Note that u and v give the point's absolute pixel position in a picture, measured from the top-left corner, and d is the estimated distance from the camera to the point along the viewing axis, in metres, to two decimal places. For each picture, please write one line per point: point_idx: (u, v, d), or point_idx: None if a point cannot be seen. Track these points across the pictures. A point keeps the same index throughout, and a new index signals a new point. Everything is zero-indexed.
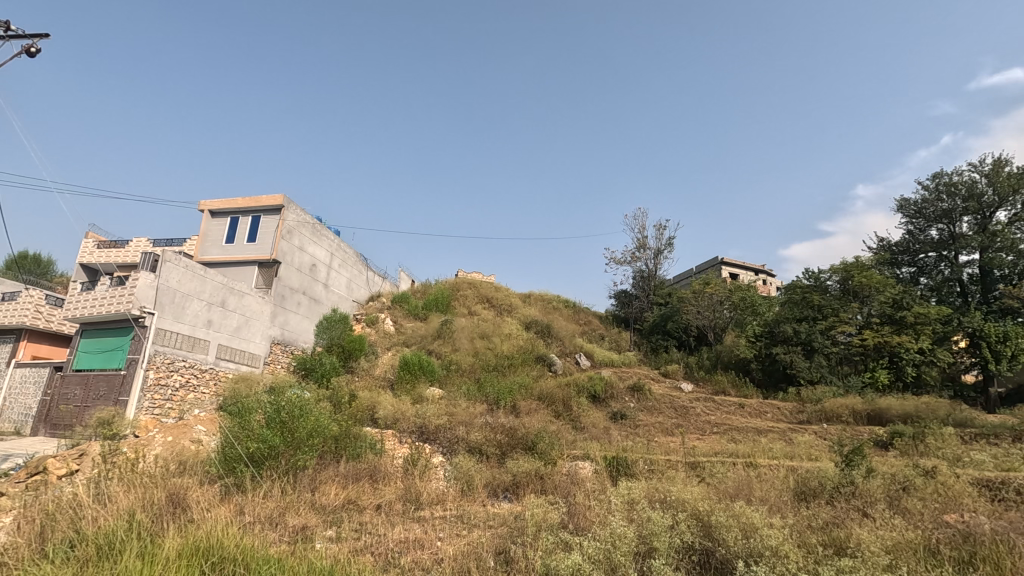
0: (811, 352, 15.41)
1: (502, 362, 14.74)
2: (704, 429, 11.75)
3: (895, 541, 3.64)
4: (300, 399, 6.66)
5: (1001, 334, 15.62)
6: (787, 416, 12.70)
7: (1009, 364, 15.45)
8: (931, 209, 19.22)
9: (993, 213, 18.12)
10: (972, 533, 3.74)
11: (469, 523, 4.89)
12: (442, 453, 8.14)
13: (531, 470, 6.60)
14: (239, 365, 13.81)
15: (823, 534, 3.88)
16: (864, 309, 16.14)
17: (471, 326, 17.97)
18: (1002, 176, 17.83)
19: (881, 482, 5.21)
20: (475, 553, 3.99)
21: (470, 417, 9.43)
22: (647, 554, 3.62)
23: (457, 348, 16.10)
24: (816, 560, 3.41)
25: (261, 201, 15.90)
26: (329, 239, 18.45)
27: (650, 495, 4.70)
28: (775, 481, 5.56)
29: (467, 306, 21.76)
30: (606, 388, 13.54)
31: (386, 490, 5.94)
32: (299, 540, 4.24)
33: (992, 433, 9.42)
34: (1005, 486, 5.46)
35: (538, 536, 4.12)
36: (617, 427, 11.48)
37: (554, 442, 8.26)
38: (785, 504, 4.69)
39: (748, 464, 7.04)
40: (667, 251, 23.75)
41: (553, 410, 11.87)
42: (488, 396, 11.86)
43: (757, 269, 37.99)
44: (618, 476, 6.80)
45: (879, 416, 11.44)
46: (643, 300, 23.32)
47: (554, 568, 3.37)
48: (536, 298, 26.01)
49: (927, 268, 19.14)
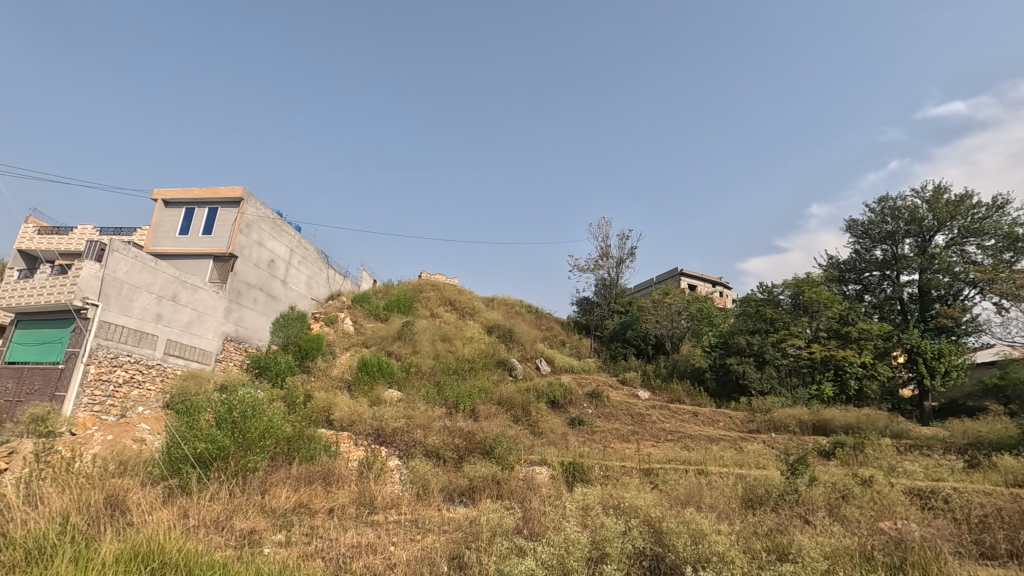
0: (762, 363, 16.01)
1: (462, 366, 14.74)
2: (659, 436, 12.00)
3: (833, 547, 3.80)
4: (253, 398, 6.47)
5: (936, 351, 16.56)
6: (738, 424, 13.12)
7: (942, 379, 16.37)
8: (876, 230, 20.25)
9: (932, 236, 19.21)
10: (903, 540, 3.96)
11: (423, 528, 4.85)
12: (398, 456, 8.04)
13: (488, 474, 6.58)
14: (189, 362, 13.28)
15: (767, 540, 4.02)
16: (813, 323, 16.83)
17: (433, 328, 17.85)
18: (941, 202, 18.91)
19: (823, 490, 5.43)
20: (429, 558, 3.96)
21: (428, 420, 9.35)
22: (600, 560, 3.65)
23: (418, 350, 15.93)
24: (760, 565, 3.52)
25: (219, 193, 15.37)
26: (289, 235, 18.01)
27: (604, 502, 4.76)
28: (724, 488, 5.73)
29: (429, 309, 21.58)
30: (565, 394, 13.66)
31: (340, 493, 5.82)
32: (246, 545, 4.11)
33: (926, 445, 9.93)
34: (934, 495, 5.77)
35: (492, 541, 4.12)
36: (574, 433, 11.58)
37: (512, 447, 8.28)
38: (733, 511, 4.83)
39: (699, 472, 7.24)
40: (629, 261, 24.19)
41: (511, 415, 11.87)
42: (447, 400, 11.79)
43: (713, 282, 39.14)
44: (573, 482, 6.86)
45: (824, 426, 11.92)
46: (604, 307, 23.66)
47: (506, 570, 3.37)
48: (500, 302, 26.07)
49: (872, 286, 20.16)
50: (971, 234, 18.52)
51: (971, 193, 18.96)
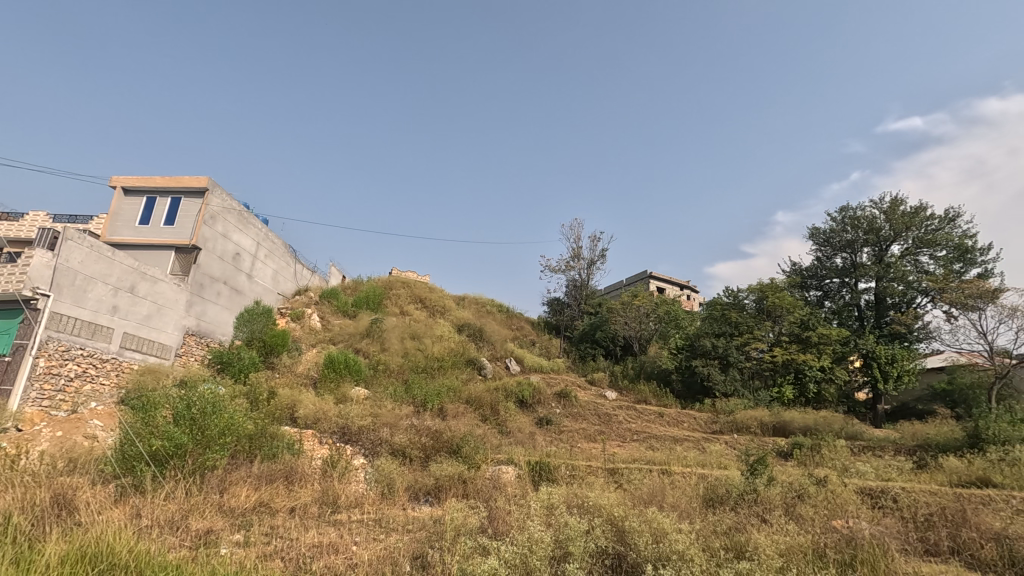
0: (726, 365, 16.37)
1: (431, 365, 14.66)
2: (625, 436, 12.15)
3: (788, 545, 3.92)
4: (213, 394, 6.29)
5: (890, 356, 17.23)
6: (702, 425, 13.40)
7: (894, 383, 17.04)
8: (837, 239, 20.94)
9: (888, 246, 19.98)
10: (854, 538, 4.11)
11: (386, 527, 4.80)
12: (363, 455, 7.95)
13: (454, 473, 6.55)
14: (147, 356, 12.84)
15: (726, 538, 4.11)
16: (776, 327, 17.31)
17: (402, 326, 17.70)
18: (897, 213, 19.68)
19: (780, 489, 5.59)
20: (391, 558, 3.92)
21: (395, 419, 9.26)
22: (563, 558, 3.68)
23: (386, 348, 15.77)
24: (718, 563, 3.60)
25: (182, 182, 14.88)
26: (255, 228, 17.58)
27: (569, 501, 4.80)
28: (686, 488, 5.85)
29: (398, 306, 21.37)
30: (534, 394, 13.70)
31: (302, 492, 5.71)
32: (202, 546, 4.00)
33: (879, 446, 10.32)
34: (884, 494, 6.00)
35: (456, 541, 4.10)
36: (542, 433, 11.64)
37: (479, 446, 8.27)
38: (694, 510, 4.93)
39: (663, 471, 7.36)
40: (600, 262, 24.42)
41: (479, 414, 11.86)
42: (415, 398, 11.69)
43: (681, 285, 39.96)
44: (539, 481, 6.89)
45: (783, 428, 12.26)
46: (575, 308, 23.83)
47: (469, 569, 3.36)
48: (470, 301, 25.99)
49: (831, 293, 20.85)
50: (924, 244, 19.32)
51: (925, 205, 19.78)
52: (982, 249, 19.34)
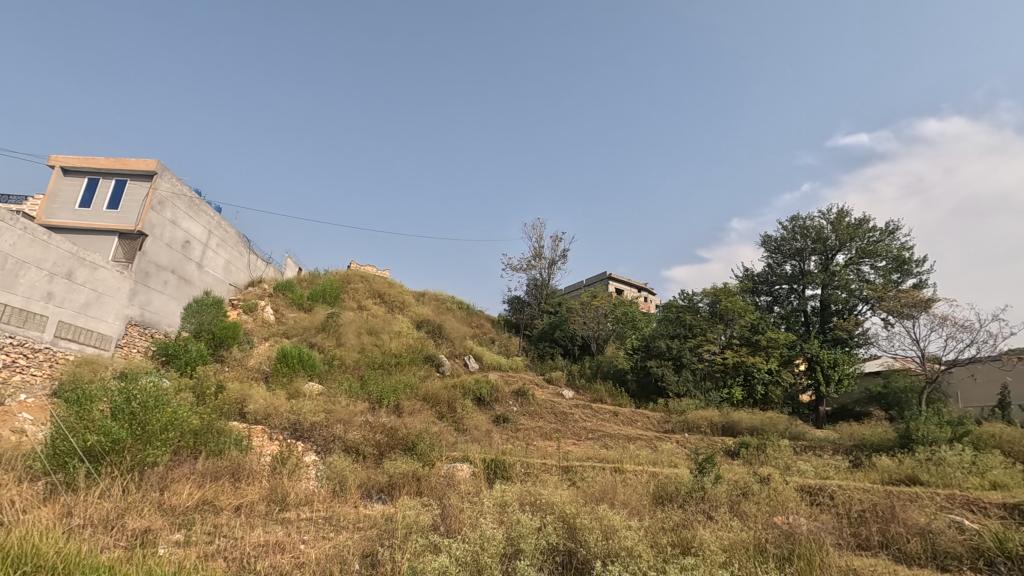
0: (680, 366, 16.79)
1: (388, 361, 14.48)
2: (580, 434, 12.33)
3: (731, 541, 4.07)
4: (156, 388, 6.02)
5: (832, 360, 18.08)
6: (655, 424, 13.73)
7: (835, 386, 17.89)
8: (787, 247, 21.79)
9: (834, 255, 20.93)
10: (793, 533, 4.30)
11: (336, 525, 4.71)
12: (315, 452, 7.77)
13: (408, 471, 6.49)
14: (84, 346, 12.16)
15: (673, 535, 4.22)
16: (727, 330, 17.90)
17: (360, 321, 17.39)
18: (843, 224, 20.64)
19: (726, 487, 5.78)
20: (340, 556, 3.84)
21: (350, 415, 9.08)
22: (513, 555, 3.70)
23: (342, 342, 15.45)
24: (664, 559, 3.70)
25: (128, 164, 14.16)
26: (206, 216, 16.92)
27: (522, 498, 4.84)
28: (637, 485, 5.99)
29: (356, 300, 20.97)
30: (491, 391, 13.70)
31: (249, 490, 5.54)
32: (139, 546, 3.82)
33: (819, 446, 10.83)
34: (821, 491, 6.29)
35: (407, 538, 4.07)
36: (498, 430, 11.68)
37: (434, 443, 8.22)
38: (644, 507, 5.04)
39: (615, 469, 7.51)
40: (561, 262, 24.61)
41: (436, 411, 11.79)
42: (370, 395, 11.51)
43: (639, 286, 40.83)
44: (494, 479, 6.90)
45: (731, 428, 12.69)
46: (535, 307, 23.95)
47: (419, 568, 3.32)
48: (430, 297, 25.76)
49: (781, 298, 21.70)
50: (866, 255, 20.33)
51: (868, 218, 20.82)
52: (918, 261, 20.51)
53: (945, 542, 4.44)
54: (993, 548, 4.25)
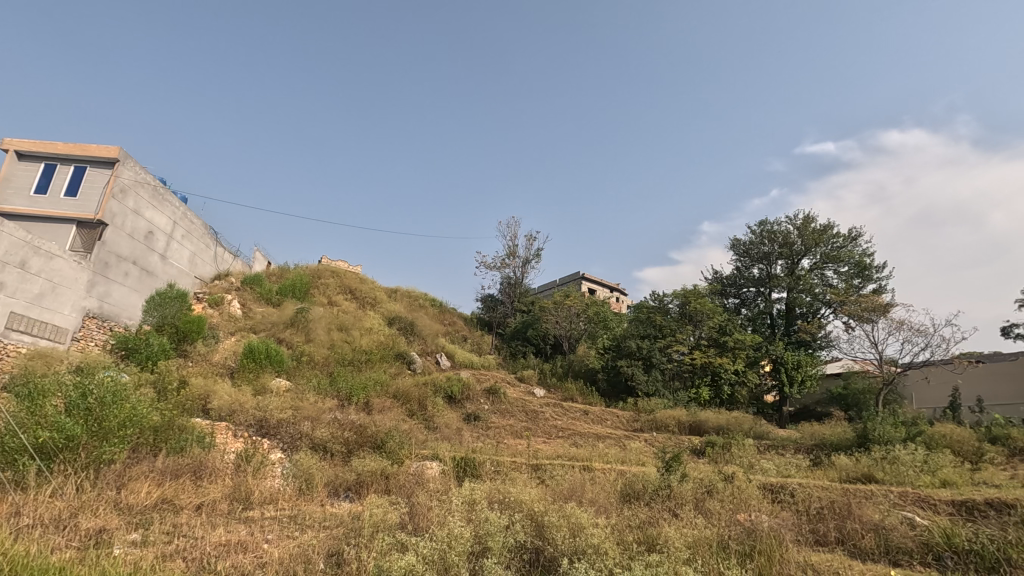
0: (650, 366, 17.01)
1: (359, 358, 14.30)
2: (550, 433, 12.40)
3: (695, 538, 4.15)
4: (115, 383, 5.82)
5: (795, 362, 18.58)
6: (624, 423, 13.89)
7: (798, 387, 18.41)
8: (755, 250, 22.30)
9: (799, 259, 21.52)
10: (756, 530, 4.40)
11: (301, 524, 4.63)
12: (281, 450, 7.62)
13: (376, 469, 6.41)
14: (38, 339, 11.66)
15: (639, 532, 4.28)
16: (697, 331, 18.25)
17: (330, 317, 17.13)
18: (809, 230, 21.23)
19: (691, 485, 5.90)
20: (304, 556, 3.78)
21: (318, 412, 8.93)
22: (481, 554, 3.70)
23: (312, 338, 15.20)
24: (630, 556, 3.75)
25: (89, 150, 13.64)
26: (171, 206, 16.41)
27: (490, 496, 4.84)
28: (605, 483, 6.06)
29: (327, 296, 20.65)
30: (463, 389, 13.65)
31: (211, 488, 5.40)
32: (92, 546, 3.69)
33: (782, 445, 11.13)
34: (783, 489, 6.46)
35: (374, 537, 4.03)
36: (469, 428, 11.66)
37: (404, 441, 8.16)
38: (611, 505, 5.11)
39: (584, 467, 7.58)
40: (534, 261, 24.67)
41: (406, 409, 11.70)
42: (339, 392, 11.35)
43: (611, 287, 41.29)
44: (463, 477, 6.87)
45: (698, 427, 12.94)
46: (508, 305, 23.97)
47: (385, 567, 3.29)
48: (403, 294, 25.53)
49: (748, 301, 22.22)
50: (830, 260, 20.98)
51: (833, 224, 21.48)
52: (878, 267, 21.27)
53: (897, 537, 4.63)
54: (941, 543, 4.47)
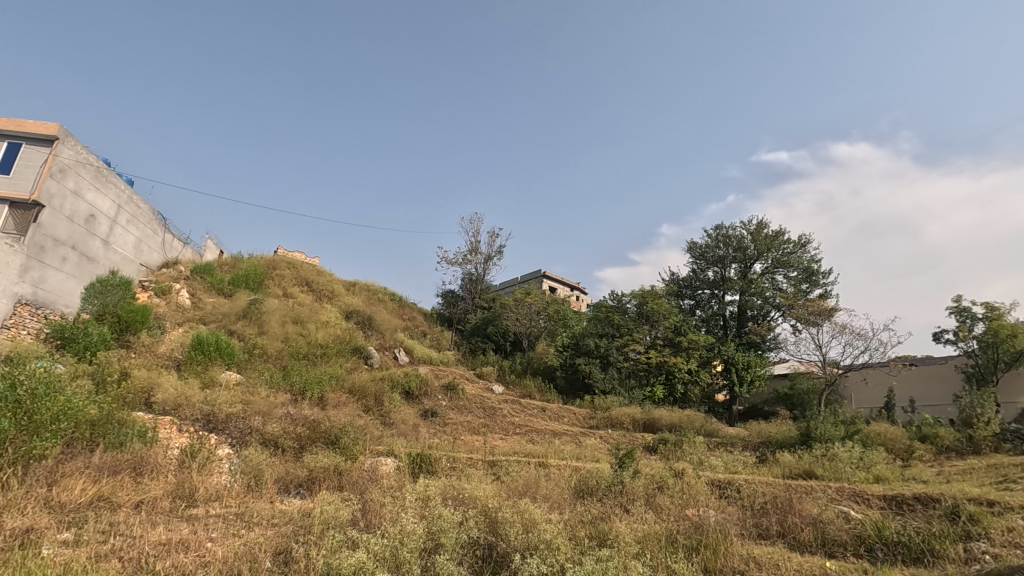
0: (607, 364, 17.29)
1: (314, 351, 13.98)
2: (507, 429, 12.45)
3: (645, 533, 4.24)
4: (48, 374, 5.49)
5: (745, 362, 19.26)
6: (581, 421, 14.08)
7: (747, 387, 19.10)
8: (710, 254, 22.95)
9: (752, 263, 22.29)
10: (702, 525, 4.55)
11: (248, 522, 4.49)
12: (229, 445, 7.37)
13: (329, 465, 6.28)
14: None
15: (591, 528, 4.35)
16: (653, 331, 18.69)
17: (285, 309, 16.68)
18: (761, 236, 22.01)
19: (643, 481, 6.04)
20: (250, 554, 3.68)
21: (269, 407, 8.67)
22: (433, 550, 3.68)
23: (265, 331, 14.76)
24: (582, 551, 3.81)
25: (25, 126, 12.81)
26: (116, 189, 15.60)
27: (445, 493, 4.82)
28: (560, 480, 6.13)
29: (282, 287, 20.07)
30: (420, 385, 13.54)
31: (152, 485, 5.18)
32: (18, 548, 3.47)
33: (730, 443, 11.53)
34: (730, 485, 6.69)
35: (324, 535, 3.95)
36: (426, 424, 11.58)
37: (359, 437, 8.03)
38: (565, 501, 5.17)
39: (540, 464, 7.64)
40: (496, 258, 24.66)
41: (362, 404, 11.52)
42: (293, 386, 11.07)
43: (572, 285, 41.78)
44: (418, 473, 6.81)
45: (652, 424, 13.26)
46: (469, 301, 23.90)
47: (334, 567, 3.22)
48: (361, 288, 25.08)
49: (703, 303, 22.87)
50: (780, 265, 21.83)
51: (784, 230, 22.33)
52: (824, 273, 22.26)
53: (833, 530, 4.87)
54: (873, 535, 4.73)
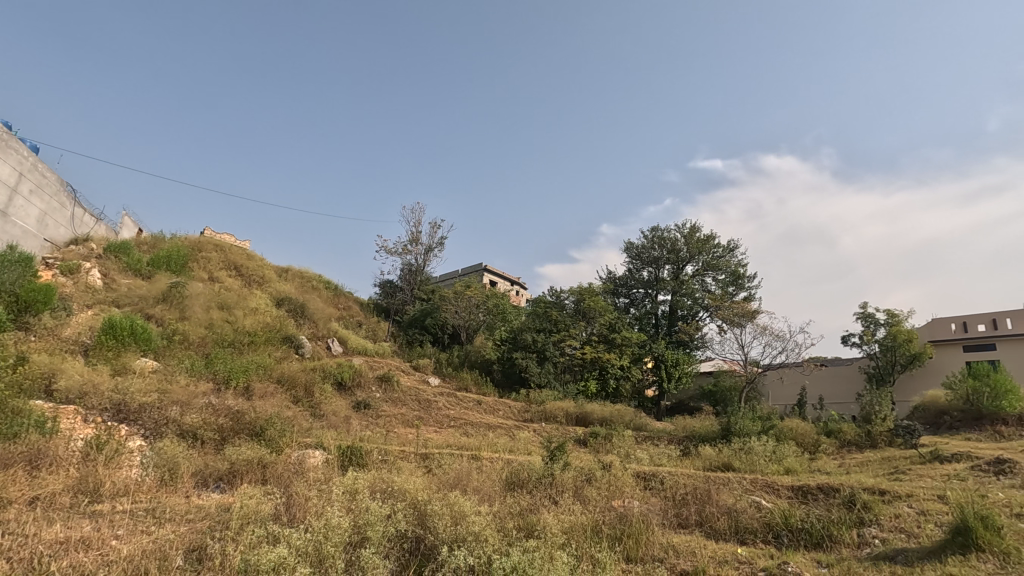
0: (543, 358, 17.56)
1: (240, 339, 13.34)
2: (441, 422, 12.39)
3: (571, 524, 4.34)
4: None
5: (674, 360, 20.06)
6: (515, 414, 14.23)
7: (675, 382, 19.93)
8: (646, 254, 23.73)
9: (684, 265, 23.29)
10: (627, 515, 4.71)
11: (160, 518, 4.23)
12: (142, 437, 6.90)
13: (253, 457, 6.02)
14: None
15: (519, 519, 4.40)
16: (588, 327, 19.21)
17: (210, 294, 15.79)
18: (694, 239, 23.02)
19: (573, 473, 6.19)
20: (159, 552, 3.47)
21: (189, 396, 8.19)
22: (359, 544, 3.61)
23: (187, 316, 13.91)
24: (509, 542, 3.85)
25: None
26: (17, 154, 14.11)
27: (374, 485, 4.74)
28: (492, 472, 6.17)
29: (207, 271, 18.97)
30: (354, 376, 13.22)
31: (50, 479, 4.77)
32: None
33: (657, 436, 12.01)
34: (654, 477, 6.98)
35: (242, 530, 3.78)
36: (358, 417, 11.33)
37: (286, 428, 7.76)
38: (495, 493, 5.21)
39: (472, 457, 7.66)
40: (437, 250, 24.42)
41: (291, 395, 11.12)
42: (216, 374, 10.51)
43: (512, 279, 42.03)
44: (347, 466, 6.65)
45: (584, 418, 13.61)
46: (407, 292, 23.52)
47: (252, 564, 3.09)
48: (294, 274, 24.12)
49: (637, 301, 23.65)
50: (710, 267, 22.90)
51: (714, 235, 23.44)
52: (749, 277, 23.55)
53: (745, 519, 5.18)
54: (780, 523, 5.06)
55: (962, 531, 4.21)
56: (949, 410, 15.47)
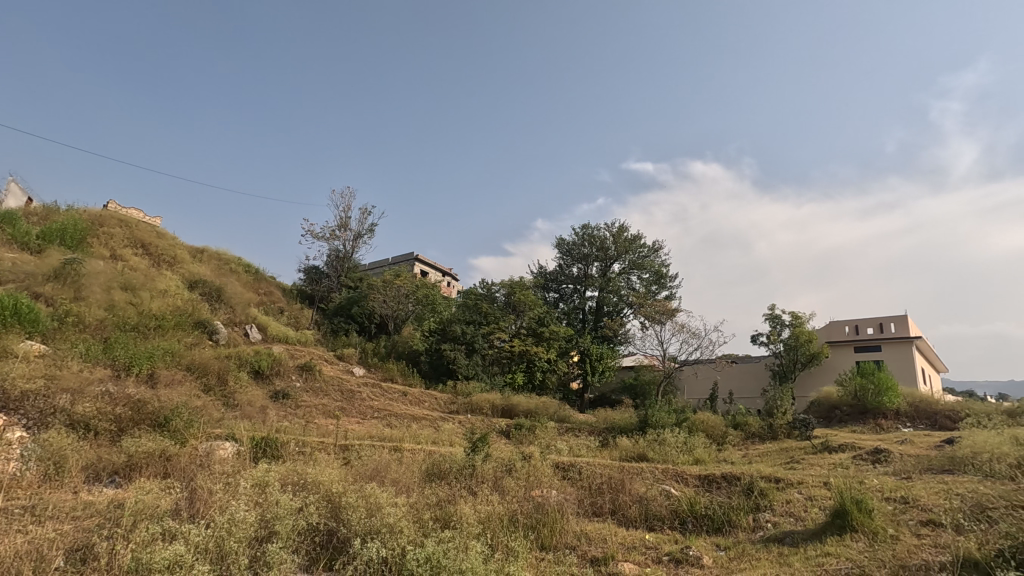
0: (471, 350, 17.58)
1: (146, 324, 12.40)
2: (364, 413, 12.14)
3: (488, 514, 4.38)
4: None
5: (598, 355, 20.65)
6: (441, 405, 14.17)
7: (598, 376, 20.51)
8: (576, 251, 24.25)
9: (611, 263, 24.02)
10: (543, 505, 4.80)
11: (42, 516, 3.87)
12: (23, 428, 6.24)
13: (154, 450, 5.62)
14: None
15: (436, 510, 4.39)
16: (517, 321, 19.43)
17: (111, 273, 14.52)
18: (621, 238, 23.79)
19: (493, 464, 6.25)
20: (38, 552, 3.18)
21: (82, 384, 7.51)
22: (265, 539, 3.47)
23: (83, 297, 12.73)
24: (423, 533, 3.84)
25: None
26: None
27: (285, 478, 4.56)
28: (412, 463, 6.11)
29: (109, 249, 17.43)
30: (272, 364, 12.64)
31: None
32: None
33: (577, 428, 12.36)
34: (572, 467, 7.19)
35: (135, 527, 3.53)
36: (275, 407, 10.87)
37: (193, 419, 7.30)
38: (413, 484, 5.17)
39: (394, 448, 7.55)
40: (366, 236, 23.73)
41: (201, 383, 10.48)
42: (115, 360, 9.69)
43: (444, 270, 41.74)
44: (260, 457, 6.37)
45: (510, 410, 13.75)
46: (333, 279, 22.85)
47: (143, 563, 2.90)
48: (210, 256, 22.64)
49: (566, 296, 24.15)
50: (635, 267, 23.78)
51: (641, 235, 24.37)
52: (671, 277, 24.68)
53: (654, 506, 5.44)
54: (686, 510, 5.36)
55: (840, 514, 4.67)
56: (839, 404, 16.99)
